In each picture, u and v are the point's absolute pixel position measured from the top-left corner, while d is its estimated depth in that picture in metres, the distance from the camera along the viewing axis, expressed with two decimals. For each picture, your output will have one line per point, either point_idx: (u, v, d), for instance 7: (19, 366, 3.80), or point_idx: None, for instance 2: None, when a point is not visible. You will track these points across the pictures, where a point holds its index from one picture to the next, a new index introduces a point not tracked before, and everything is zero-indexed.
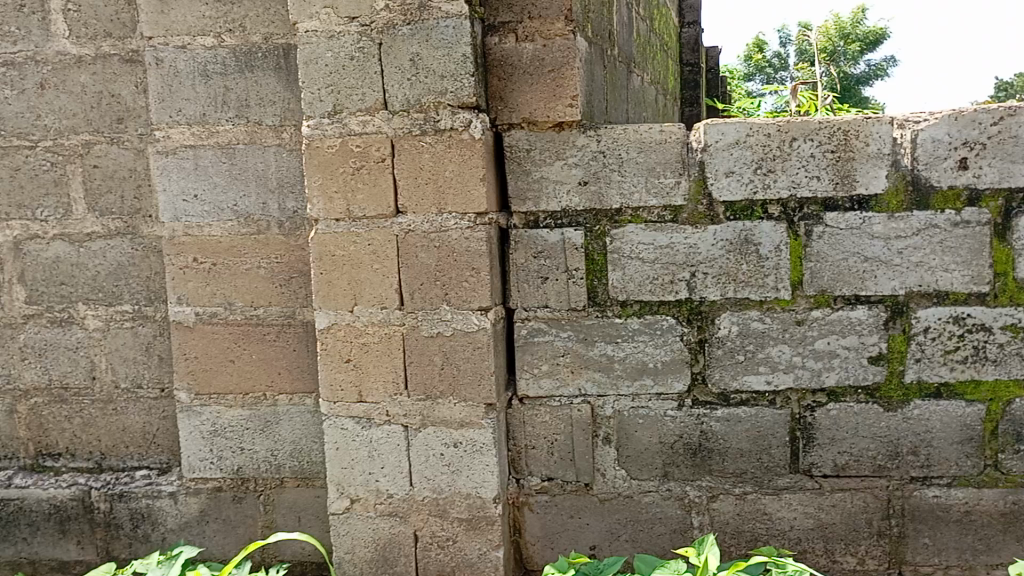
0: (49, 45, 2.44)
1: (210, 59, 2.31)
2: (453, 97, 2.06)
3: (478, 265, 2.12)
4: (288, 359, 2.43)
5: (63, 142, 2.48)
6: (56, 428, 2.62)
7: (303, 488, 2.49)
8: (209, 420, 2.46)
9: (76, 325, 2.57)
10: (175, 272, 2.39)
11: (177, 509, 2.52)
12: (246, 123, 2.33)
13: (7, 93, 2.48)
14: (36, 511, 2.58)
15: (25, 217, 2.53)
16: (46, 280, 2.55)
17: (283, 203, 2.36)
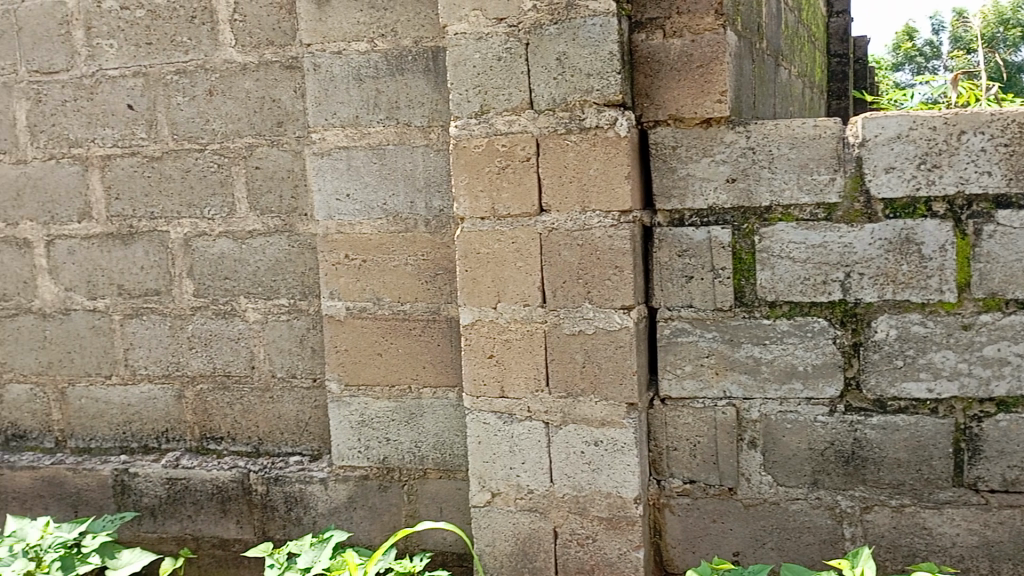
0: (217, 53, 2.61)
1: (363, 64, 2.41)
2: (599, 95, 2.06)
3: (621, 263, 2.11)
4: (432, 353, 2.49)
5: (228, 145, 2.65)
6: (219, 413, 2.80)
7: (445, 479, 2.55)
8: (358, 410, 2.57)
9: (238, 317, 2.73)
10: (328, 268, 2.51)
11: (328, 495, 2.64)
12: (397, 124, 2.42)
13: (179, 99, 2.66)
14: (200, 490, 2.76)
15: (194, 216, 2.71)
16: (212, 274, 2.73)
17: (430, 201, 2.43)
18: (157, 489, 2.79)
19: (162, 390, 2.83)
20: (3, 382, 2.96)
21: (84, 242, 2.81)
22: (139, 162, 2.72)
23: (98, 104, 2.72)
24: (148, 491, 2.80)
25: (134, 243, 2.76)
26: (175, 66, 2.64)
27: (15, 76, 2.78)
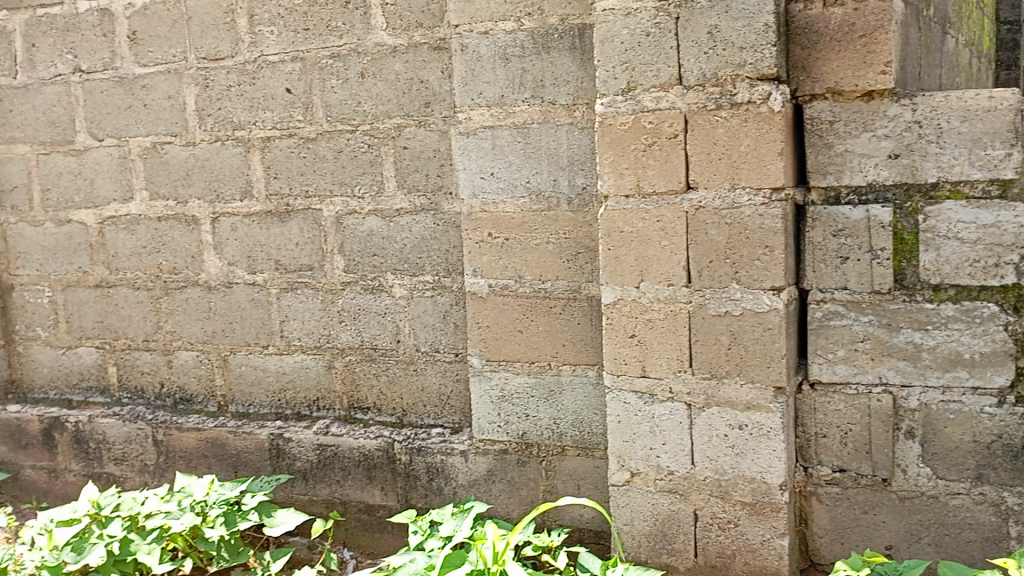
0: (369, 37, 2.70)
1: (510, 43, 2.43)
2: (752, 69, 2.00)
3: (772, 243, 2.05)
4: (573, 331, 2.51)
5: (378, 126, 2.74)
6: (367, 383, 2.92)
7: (584, 457, 2.57)
8: (499, 385, 2.61)
9: (385, 292, 2.83)
10: (471, 246, 2.55)
11: (468, 467, 2.71)
12: (542, 103, 2.43)
13: (333, 82, 2.77)
14: (348, 457, 2.89)
15: (345, 195, 2.82)
16: (362, 251, 2.84)
17: (573, 179, 2.43)
18: (309, 454, 2.94)
19: (314, 361, 2.98)
20: (172, 350, 3.19)
21: (245, 220, 2.98)
22: (296, 143, 2.86)
23: (259, 89, 2.87)
24: (301, 456, 2.96)
25: (290, 220, 2.91)
26: (330, 50, 2.76)
27: (186, 62, 2.95)
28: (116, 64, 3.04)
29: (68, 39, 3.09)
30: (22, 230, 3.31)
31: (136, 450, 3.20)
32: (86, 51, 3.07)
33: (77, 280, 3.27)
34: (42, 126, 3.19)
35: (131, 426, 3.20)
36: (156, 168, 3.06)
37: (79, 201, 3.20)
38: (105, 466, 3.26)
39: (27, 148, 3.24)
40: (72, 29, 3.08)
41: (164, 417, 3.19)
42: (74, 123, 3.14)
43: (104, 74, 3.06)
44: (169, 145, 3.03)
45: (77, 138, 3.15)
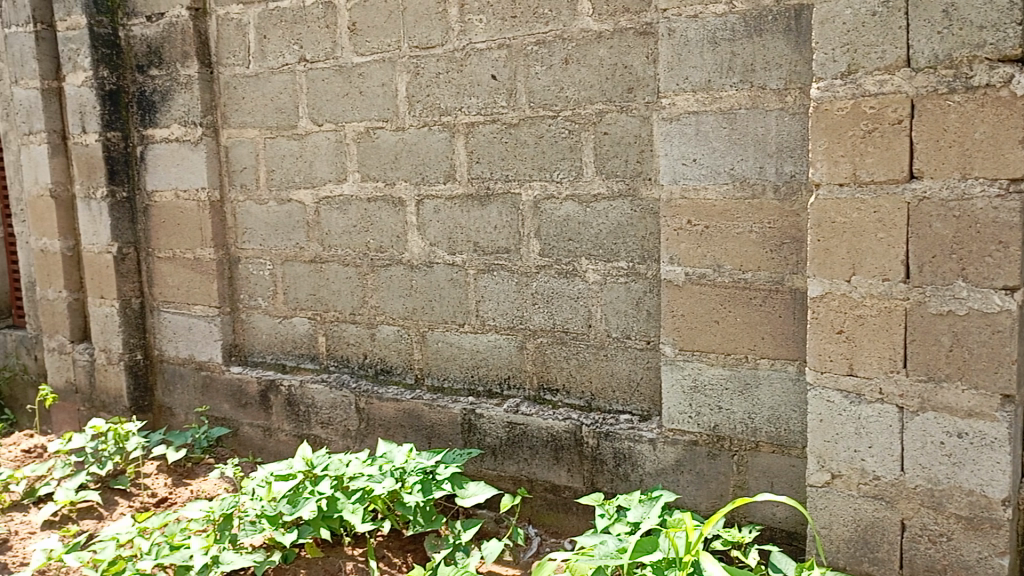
0: (575, 23, 2.74)
1: (720, 26, 2.38)
2: (993, 49, 1.85)
3: (1006, 238, 1.89)
4: (773, 324, 2.43)
5: (580, 112, 2.77)
6: (557, 366, 2.97)
7: (779, 455, 2.49)
8: (692, 375, 2.58)
9: (579, 277, 2.86)
10: (669, 233, 2.53)
11: (656, 455, 2.70)
12: (751, 88, 2.36)
13: (538, 69, 2.82)
14: (536, 437, 2.95)
15: (544, 179, 2.87)
16: (558, 236, 2.88)
17: (781, 167, 2.35)
18: (499, 431, 3.03)
19: (507, 341, 3.06)
20: (376, 324, 3.38)
21: (447, 203, 3.10)
22: (499, 128, 2.93)
23: (465, 76, 2.97)
24: (491, 432, 3.05)
25: (490, 204, 3.00)
26: (535, 37, 2.81)
27: (399, 51, 3.10)
28: (336, 53, 3.25)
29: (295, 31, 3.33)
30: (249, 208, 3.61)
31: (341, 416, 3.43)
32: (311, 41, 3.30)
33: (294, 255, 3.53)
34: (270, 112, 3.47)
35: (336, 392, 3.43)
36: (368, 151, 3.25)
37: (299, 182, 3.45)
38: (313, 428, 3.53)
39: (256, 133, 3.53)
40: (299, 21, 3.31)
41: (366, 386, 3.40)
42: (297, 110, 3.39)
43: (325, 64, 3.28)
44: (381, 131, 3.20)
45: (300, 123, 3.40)
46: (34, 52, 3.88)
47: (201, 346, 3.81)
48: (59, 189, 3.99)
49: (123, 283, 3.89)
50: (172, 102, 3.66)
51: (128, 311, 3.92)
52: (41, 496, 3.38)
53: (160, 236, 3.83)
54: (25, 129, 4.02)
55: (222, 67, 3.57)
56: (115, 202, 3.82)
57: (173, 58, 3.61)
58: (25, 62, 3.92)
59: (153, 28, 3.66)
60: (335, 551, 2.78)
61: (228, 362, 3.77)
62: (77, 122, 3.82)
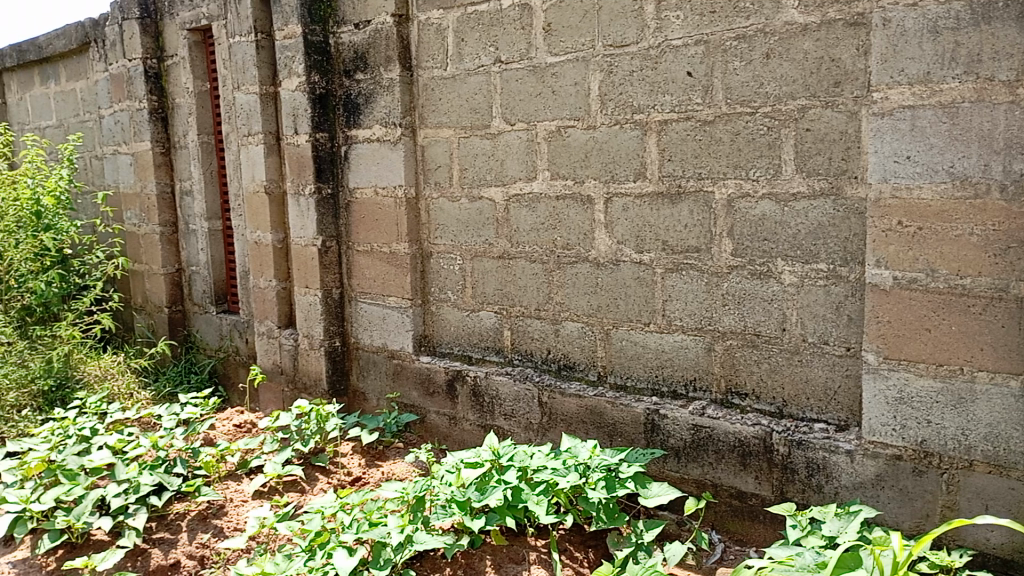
0: (778, 16, 2.65)
1: (942, 15, 2.23)
2: None
3: None
4: (993, 334, 2.26)
5: (781, 108, 2.69)
6: (747, 369, 2.89)
7: (996, 476, 2.32)
8: (897, 386, 2.43)
9: (774, 278, 2.78)
10: (876, 235, 2.40)
11: (854, 468, 2.57)
12: (976, 80, 2.20)
13: (736, 64, 2.76)
14: (723, 441, 2.89)
15: (739, 177, 2.80)
16: (752, 235, 2.81)
17: (1009, 165, 2.18)
18: (683, 433, 2.99)
19: (694, 342, 3.01)
20: (560, 320, 3.42)
21: (636, 201, 3.08)
22: (693, 126, 2.89)
23: (660, 73, 2.95)
24: (675, 434, 3.02)
25: (681, 202, 2.96)
26: (735, 31, 2.75)
27: (593, 50, 3.12)
28: (531, 54, 3.32)
29: (492, 33, 3.43)
30: (442, 205, 3.76)
31: (524, 408, 3.51)
32: (507, 43, 3.39)
33: (483, 251, 3.64)
34: (465, 112, 3.59)
35: (520, 385, 3.51)
36: (558, 150, 3.30)
37: (490, 180, 3.55)
38: (497, 420, 3.63)
39: (451, 132, 3.66)
40: (496, 23, 3.41)
41: (550, 380, 3.45)
42: (491, 110, 3.49)
43: (520, 64, 3.36)
44: (572, 129, 3.23)
45: (493, 123, 3.50)
46: (255, 59, 4.22)
47: (393, 336, 4.01)
48: (272, 186, 4.33)
49: (326, 274, 4.16)
50: (374, 104, 3.87)
51: (329, 300, 4.19)
52: (252, 467, 3.67)
53: (359, 231, 4.07)
54: (244, 130, 4.38)
55: (421, 69, 3.74)
56: (321, 198, 4.09)
57: (377, 63, 3.82)
58: (247, 69, 4.28)
59: (360, 34, 3.88)
60: (519, 541, 2.84)
61: (418, 352, 3.94)
62: (290, 124, 4.12)
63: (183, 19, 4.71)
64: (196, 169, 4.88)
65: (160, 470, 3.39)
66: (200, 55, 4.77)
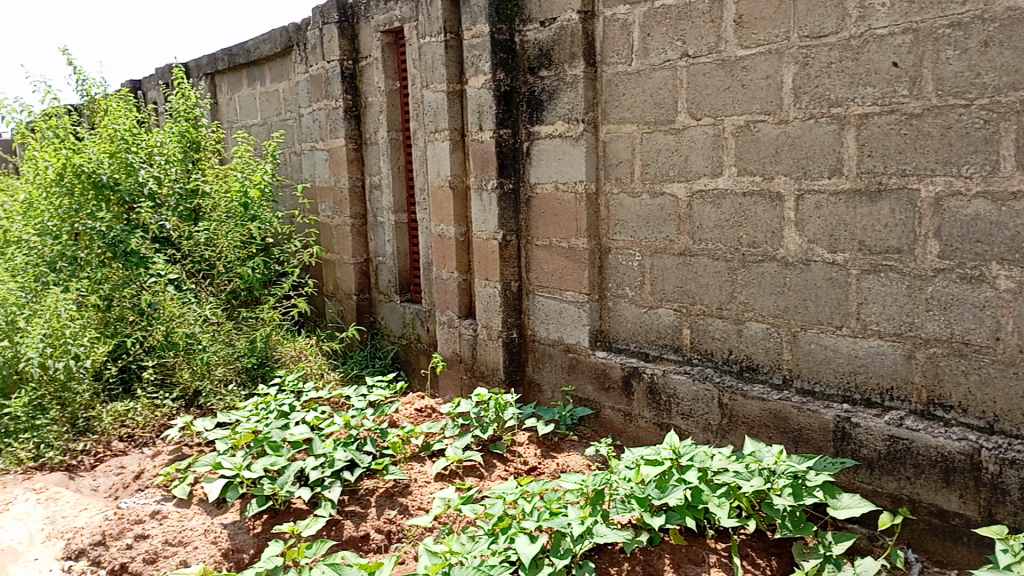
0: (1000, 1, 2.47)
1: None
2: None
3: None
4: None
5: (1000, 99, 2.50)
6: (952, 380, 2.71)
7: None
8: None
9: (987, 283, 2.59)
10: None
11: None
12: None
13: (949, 53, 2.59)
14: (922, 455, 2.73)
15: (949, 174, 2.63)
16: (962, 236, 2.63)
17: None
18: (877, 444, 2.85)
19: (892, 348, 2.86)
20: (744, 320, 3.33)
21: (831, 198, 2.95)
22: (897, 119, 2.74)
23: (861, 64, 2.81)
24: (868, 444, 2.88)
25: (881, 201, 2.81)
26: (949, 18, 2.58)
27: (788, 41, 3.01)
28: (720, 47, 3.24)
29: (680, 26, 3.39)
30: (623, 200, 3.75)
31: (703, 409, 3.46)
32: (695, 37, 3.33)
33: (664, 248, 3.60)
34: (649, 107, 3.56)
35: (700, 385, 3.46)
36: (747, 146, 3.21)
37: (673, 175, 3.51)
38: (674, 418, 3.60)
39: (635, 128, 3.64)
40: (685, 17, 3.36)
41: (731, 382, 3.37)
42: (676, 105, 3.45)
43: (708, 58, 3.29)
44: (762, 124, 3.13)
45: (678, 118, 3.45)
46: (444, 59, 4.38)
47: (570, 330, 4.04)
48: (456, 181, 4.48)
49: (505, 268, 4.26)
50: (558, 101, 3.92)
51: (508, 293, 4.29)
52: (434, 450, 3.84)
53: (539, 226, 4.13)
54: (432, 127, 4.56)
55: (606, 65, 3.74)
56: (503, 194, 4.19)
57: (561, 59, 3.87)
58: (436, 68, 4.45)
59: (545, 32, 3.94)
60: (698, 542, 2.81)
61: (594, 347, 3.96)
62: (476, 121, 4.24)
63: (378, 21, 4.96)
64: (385, 164, 5.13)
65: (351, 448, 3.63)
66: (392, 56, 5.00)
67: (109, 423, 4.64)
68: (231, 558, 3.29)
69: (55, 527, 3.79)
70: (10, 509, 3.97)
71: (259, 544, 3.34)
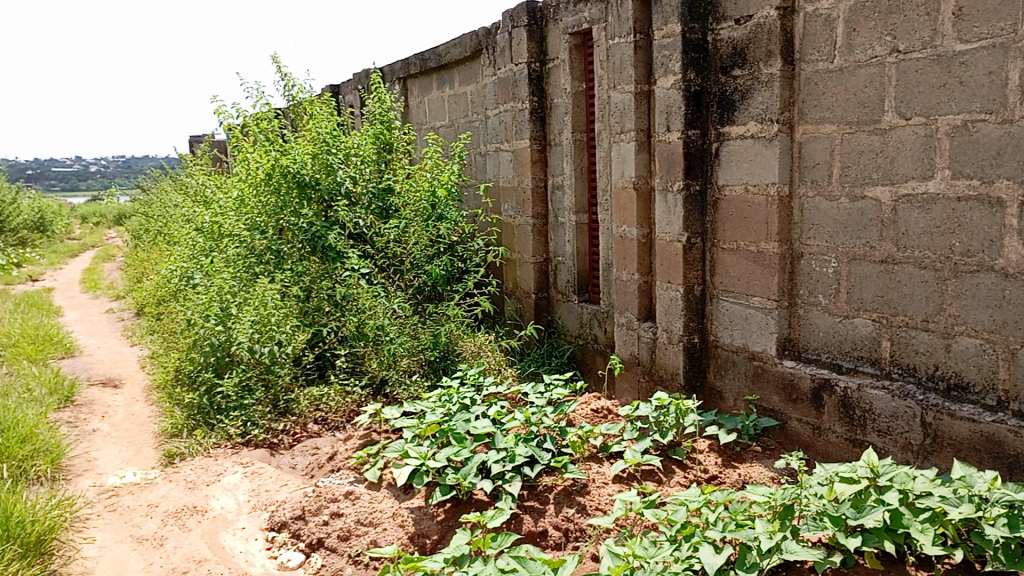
0: None
1: None
2: None
3: None
4: None
5: None
6: None
7: None
8: None
9: None
10: None
11: None
12: None
13: None
14: None
15: None
16: None
17: None
18: None
19: None
20: (954, 334, 3.11)
21: None
22: None
23: None
24: None
25: None
26: None
27: (1015, 35, 2.78)
28: (936, 42, 3.03)
29: (890, 21, 3.19)
30: (818, 204, 3.59)
31: (902, 427, 3.26)
32: (907, 31, 3.13)
33: (863, 254, 3.41)
34: (852, 107, 3.39)
35: (899, 401, 3.26)
36: (964, 147, 2.98)
37: (877, 178, 3.32)
38: (868, 436, 3.41)
39: (834, 128, 3.47)
40: (895, 10, 3.17)
41: (936, 400, 3.15)
42: (883, 103, 3.26)
43: (922, 54, 3.09)
44: (983, 124, 2.91)
45: (885, 117, 3.26)
46: (633, 59, 4.36)
47: (755, 336, 3.92)
48: (640, 182, 4.45)
49: (689, 271, 4.19)
50: (751, 100, 3.80)
51: (690, 296, 4.21)
52: (612, 452, 3.84)
53: (726, 229, 4.03)
54: (618, 128, 4.56)
55: (805, 63, 3.59)
56: (689, 195, 4.12)
57: (757, 58, 3.75)
58: (624, 69, 4.43)
59: (740, 30, 3.83)
60: (897, 569, 2.62)
61: (782, 355, 3.82)
62: (664, 122, 4.20)
63: (566, 24, 5.00)
64: (569, 164, 5.17)
65: (532, 444, 3.70)
66: (579, 58, 5.04)
67: (306, 406, 4.98)
68: (416, 542, 3.45)
69: (260, 500, 4.11)
70: (222, 481, 4.35)
71: (443, 531, 3.47)
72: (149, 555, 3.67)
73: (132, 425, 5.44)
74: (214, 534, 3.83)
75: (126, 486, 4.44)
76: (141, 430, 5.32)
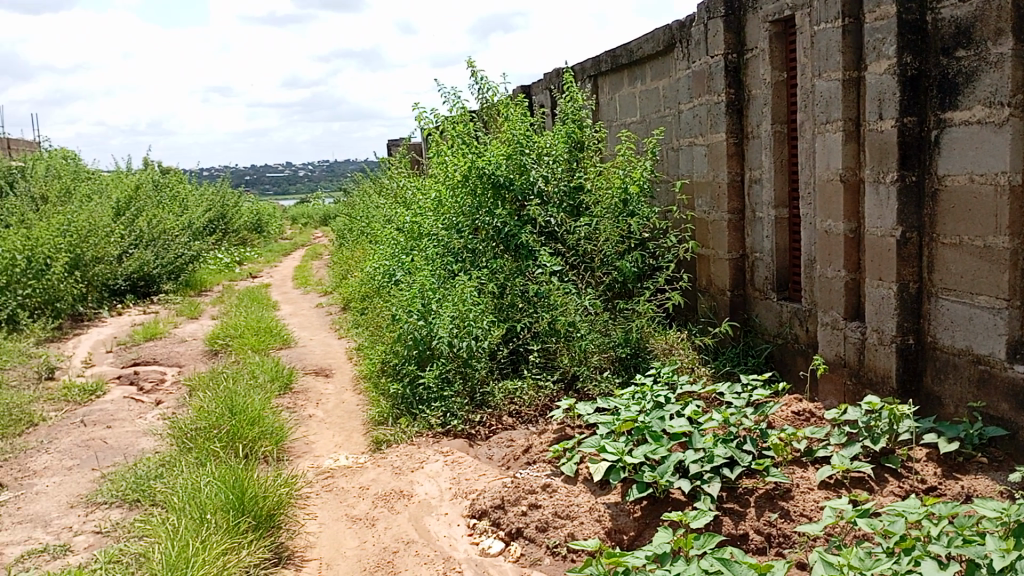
0: None
1: None
2: None
3: None
4: None
5: None
6: None
7: None
8: None
9: None
10: None
11: None
12: None
13: None
14: None
15: None
16: None
17: None
18: None
19: None
20: None
21: None
22: None
23: None
24: None
25: None
26: None
27: None
28: None
29: None
30: None
31: None
32: None
33: None
34: None
35: None
36: None
37: None
38: None
39: None
40: None
41: None
42: None
43: None
44: None
45: None
46: (840, 45, 4.15)
47: (981, 339, 3.61)
48: (847, 174, 4.23)
49: (903, 267, 3.92)
50: (977, 83, 3.51)
51: (905, 295, 3.95)
52: (818, 457, 3.67)
53: (947, 222, 3.75)
54: (823, 118, 4.35)
55: None
56: (904, 187, 3.87)
57: (984, 36, 3.46)
58: (831, 56, 4.23)
59: (964, 7, 3.55)
60: None
61: (1013, 360, 3.50)
62: (875, 110, 3.96)
63: (766, 12, 4.83)
64: (767, 157, 5.00)
65: (732, 445, 3.62)
66: (780, 47, 4.85)
67: (501, 399, 5.13)
68: (613, 537, 3.49)
69: (461, 487, 4.29)
70: (425, 468, 4.58)
71: (640, 528, 3.48)
72: (362, 534, 3.94)
73: (343, 412, 5.83)
74: (420, 517, 4.04)
75: (340, 468, 4.78)
76: (350, 417, 5.70)
